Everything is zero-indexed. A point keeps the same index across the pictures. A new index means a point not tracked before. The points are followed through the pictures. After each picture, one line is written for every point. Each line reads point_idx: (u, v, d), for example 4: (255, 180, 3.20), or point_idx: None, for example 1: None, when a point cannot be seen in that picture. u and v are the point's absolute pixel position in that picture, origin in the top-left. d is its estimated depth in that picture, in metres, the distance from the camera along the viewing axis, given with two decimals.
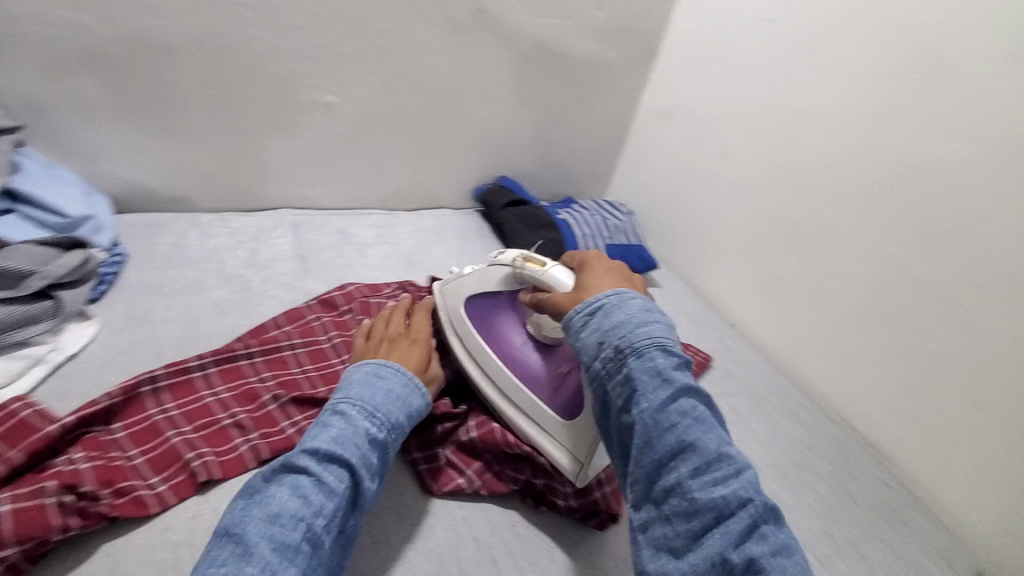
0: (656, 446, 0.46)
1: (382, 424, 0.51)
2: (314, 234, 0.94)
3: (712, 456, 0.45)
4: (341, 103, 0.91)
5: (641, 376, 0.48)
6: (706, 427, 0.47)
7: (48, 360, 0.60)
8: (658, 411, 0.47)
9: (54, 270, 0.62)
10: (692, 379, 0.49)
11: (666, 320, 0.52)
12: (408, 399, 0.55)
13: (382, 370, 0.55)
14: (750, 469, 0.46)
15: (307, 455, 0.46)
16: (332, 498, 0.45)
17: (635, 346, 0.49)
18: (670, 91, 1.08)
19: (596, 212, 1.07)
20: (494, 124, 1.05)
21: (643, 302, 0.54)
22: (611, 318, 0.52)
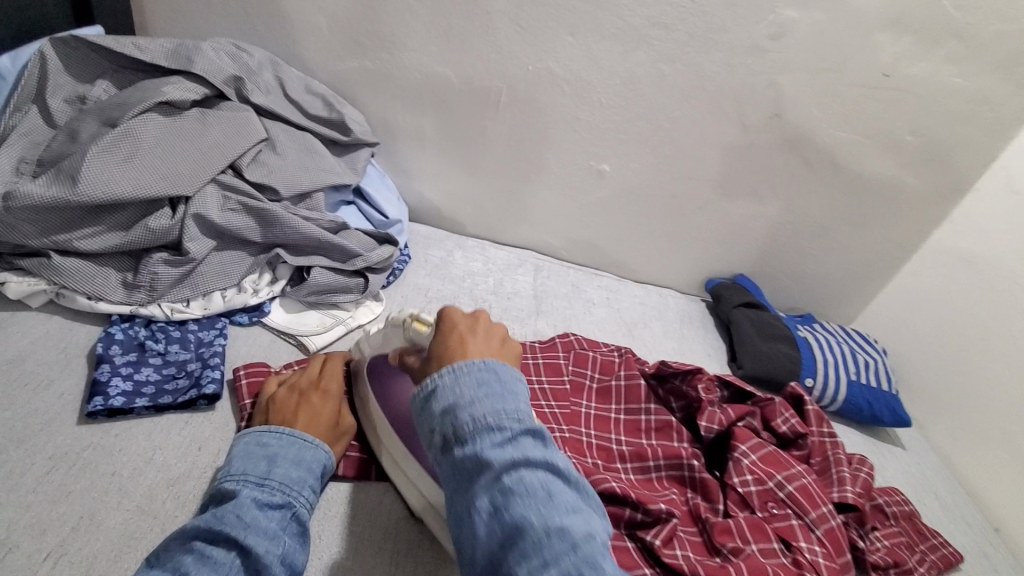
0: (478, 534, 0.42)
1: (276, 491, 0.49)
2: (550, 280, 1.02)
3: (542, 538, 0.40)
4: (612, 172, 0.98)
5: (469, 467, 0.44)
6: (534, 501, 0.42)
7: (346, 324, 0.74)
8: (484, 502, 0.43)
9: (371, 257, 0.77)
10: (525, 450, 0.44)
11: (501, 394, 0.47)
12: (299, 454, 0.53)
13: (266, 436, 0.54)
14: (587, 545, 0.40)
15: (196, 534, 0.44)
16: (227, 569, 0.42)
17: (460, 435, 0.46)
18: (976, 234, 0.94)
19: (844, 339, 0.96)
20: (752, 224, 1.02)
21: (478, 369, 0.48)
22: (440, 400, 0.47)
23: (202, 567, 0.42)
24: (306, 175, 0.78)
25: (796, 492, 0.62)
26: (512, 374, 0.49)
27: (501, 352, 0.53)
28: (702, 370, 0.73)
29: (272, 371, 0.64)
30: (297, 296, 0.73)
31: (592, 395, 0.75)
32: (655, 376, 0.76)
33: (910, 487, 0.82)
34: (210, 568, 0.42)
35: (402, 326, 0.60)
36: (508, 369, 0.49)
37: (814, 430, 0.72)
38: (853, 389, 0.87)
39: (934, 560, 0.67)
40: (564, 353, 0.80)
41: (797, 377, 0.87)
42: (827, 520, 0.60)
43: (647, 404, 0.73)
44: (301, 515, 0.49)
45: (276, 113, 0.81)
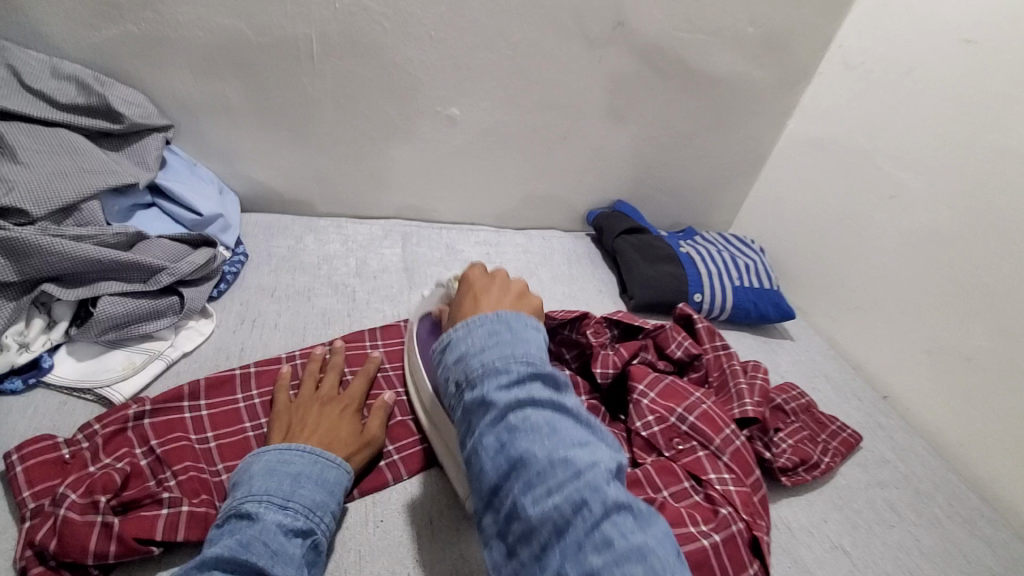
0: (485, 470, 0.39)
1: (299, 514, 0.43)
2: (421, 246, 0.91)
3: (547, 469, 0.37)
4: (464, 116, 0.88)
5: (473, 408, 0.41)
6: (539, 438, 0.38)
7: (165, 357, 0.61)
8: (489, 441, 0.39)
9: (181, 267, 0.63)
10: (533, 390, 0.41)
11: (513, 331, 0.44)
12: (322, 476, 0.47)
13: (291, 455, 0.47)
14: (596, 474, 0.37)
15: (215, 564, 0.38)
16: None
17: (470, 377, 0.42)
18: (826, 118, 0.95)
19: (723, 246, 0.95)
20: (622, 146, 0.97)
21: (492, 322, 0.45)
22: (452, 351, 0.45)
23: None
24: (66, 182, 0.61)
25: (699, 420, 0.59)
26: (527, 323, 0.46)
27: (523, 305, 0.51)
28: (588, 314, 0.68)
29: (60, 442, 0.49)
30: (88, 337, 0.58)
31: None
32: (544, 331, 0.69)
33: (805, 376, 0.84)
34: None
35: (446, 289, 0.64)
36: (522, 317, 0.46)
37: (706, 347, 0.70)
38: (739, 294, 0.87)
39: (836, 446, 0.69)
40: None
41: (686, 295, 0.85)
42: (731, 440, 0.58)
43: None
44: (321, 544, 0.44)
45: (9, 111, 0.62)
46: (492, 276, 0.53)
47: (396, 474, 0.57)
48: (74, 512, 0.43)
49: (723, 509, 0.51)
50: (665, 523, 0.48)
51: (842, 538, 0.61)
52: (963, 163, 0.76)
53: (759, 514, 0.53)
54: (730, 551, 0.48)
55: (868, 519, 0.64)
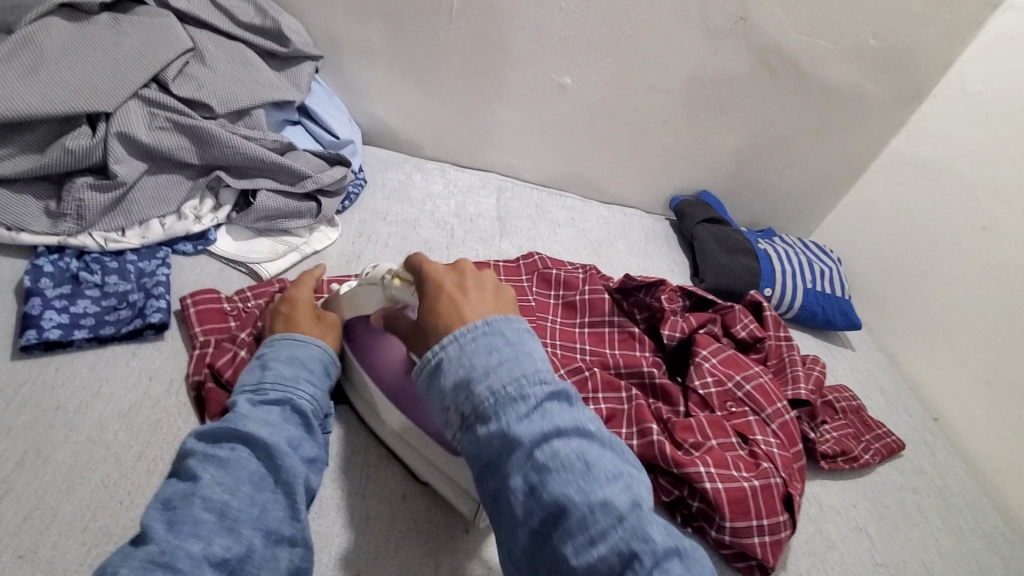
0: (518, 518, 0.38)
1: (274, 388, 0.47)
2: (514, 201, 0.99)
3: (586, 514, 0.36)
4: (574, 86, 0.94)
5: (494, 445, 0.39)
6: (564, 471, 0.37)
7: (301, 250, 0.71)
8: (519, 483, 0.38)
9: (323, 178, 0.73)
10: (554, 416, 0.39)
11: (519, 354, 0.42)
12: (297, 355, 0.51)
13: (266, 347, 0.52)
14: (633, 513, 0.36)
15: (198, 440, 0.42)
16: (239, 461, 0.41)
17: (478, 410, 0.40)
18: (931, 141, 0.95)
19: (802, 251, 0.97)
20: (718, 139, 1.01)
21: (492, 339, 0.42)
22: (450, 375, 0.41)
23: (207, 469, 0.40)
24: (242, 88, 0.71)
25: (754, 390, 0.64)
26: (519, 327, 0.44)
27: (505, 305, 0.48)
28: (665, 282, 0.73)
29: (222, 297, 0.60)
30: (244, 222, 0.69)
31: (557, 312, 0.75)
32: (620, 290, 0.76)
33: (858, 384, 0.87)
34: (222, 465, 0.40)
35: (381, 284, 0.54)
36: (513, 325, 0.43)
37: (770, 334, 0.74)
38: (809, 295, 0.90)
39: (878, 447, 0.73)
40: (527, 274, 0.79)
41: (757, 287, 0.89)
42: (781, 414, 0.63)
43: (612, 317, 0.73)
44: (307, 408, 0.47)
45: (200, 20, 0.73)
46: (459, 270, 0.49)
47: None
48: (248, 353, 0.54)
49: (764, 465, 0.57)
50: (712, 462, 0.55)
51: (867, 524, 0.65)
52: None
53: (797, 478, 0.58)
54: (766, 498, 0.54)
55: (896, 516, 0.68)
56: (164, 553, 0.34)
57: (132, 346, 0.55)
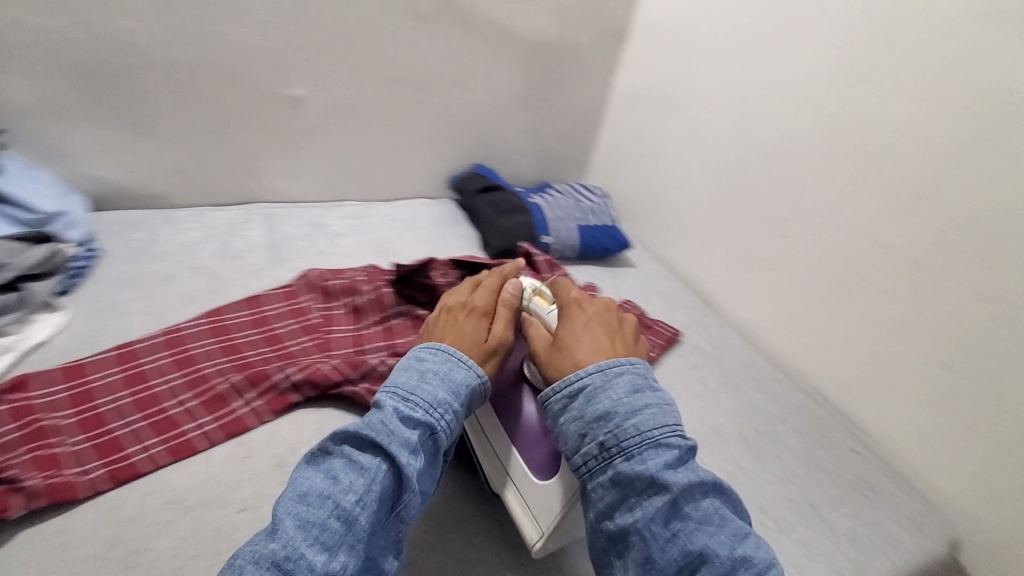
0: (660, 559, 0.45)
1: (418, 407, 0.50)
2: (286, 225, 0.94)
3: (729, 566, 0.44)
4: (310, 96, 0.92)
5: (641, 486, 0.47)
6: (700, 526, 0.46)
7: (17, 348, 0.62)
8: (659, 528, 0.45)
9: (22, 262, 0.65)
10: (697, 471, 0.49)
11: (656, 399, 0.52)
12: (451, 374, 0.54)
13: (424, 354, 0.55)
14: (772, 574, 0.44)
15: (347, 440, 0.47)
16: (376, 474, 0.45)
17: (622, 446, 0.49)
18: (641, 72, 1.09)
19: (571, 195, 1.07)
20: (471, 114, 1.06)
21: (635, 381, 0.53)
22: (594, 406, 0.51)
23: (326, 482, 0.44)
24: None
25: None
26: (633, 365, 0.55)
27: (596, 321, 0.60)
28: (434, 260, 0.76)
29: None
30: None
31: (342, 321, 0.73)
32: (398, 281, 0.76)
33: (642, 295, 0.97)
34: (360, 473, 0.45)
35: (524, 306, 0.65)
36: (630, 364, 0.55)
37: (546, 277, 0.81)
38: (582, 231, 0.99)
39: (657, 342, 0.83)
40: (307, 293, 0.76)
41: (537, 238, 0.95)
42: None
43: (397, 309, 0.74)
44: (440, 439, 0.51)
45: None
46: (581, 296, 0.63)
47: (258, 419, 0.60)
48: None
49: None
50: None
51: None
52: (739, 95, 0.91)
53: None
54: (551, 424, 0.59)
55: (682, 395, 0.76)
56: (285, 550, 0.40)
57: None
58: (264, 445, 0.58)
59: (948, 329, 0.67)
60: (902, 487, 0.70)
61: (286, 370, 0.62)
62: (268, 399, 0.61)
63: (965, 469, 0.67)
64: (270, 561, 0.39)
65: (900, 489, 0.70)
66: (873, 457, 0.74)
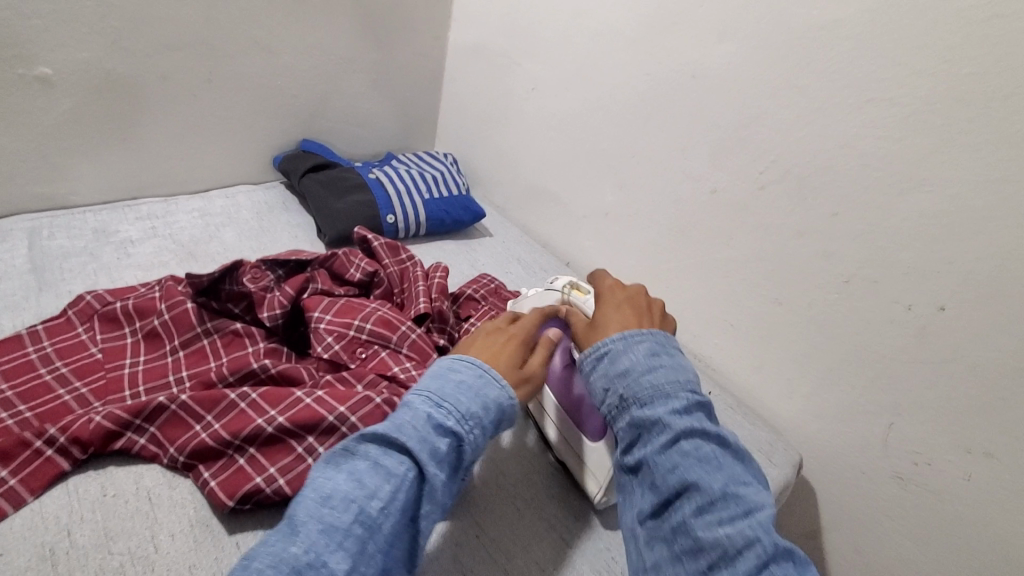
0: (664, 499, 0.41)
1: (454, 412, 0.43)
2: (57, 238, 0.76)
3: (721, 498, 0.40)
4: (61, 75, 0.73)
5: (648, 429, 0.44)
6: (711, 468, 0.41)
7: None
8: (663, 466, 0.42)
9: None
10: (702, 420, 0.44)
11: (676, 364, 0.48)
12: (486, 388, 0.46)
13: (456, 365, 0.47)
14: (761, 513, 0.40)
15: (373, 439, 0.41)
16: (399, 480, 0.39)
17: (640, 397, 0.45)
18: (471, 25, 1.02)
19: (415, 165, 0.98)
20: (287, 82, 0.92)
21: (651, 343, 0.49)
22: (616, 364, 0.48)
23: (328, 501, 0.37)
24: None
25: (375, 325, 0.62)
26: (665, 342, 0.50)
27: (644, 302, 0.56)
28: (242, 261, 0.63)
29: None
30: None
31: (136, 351, 0.60)
32: (200, 292, 0.63)
33: (499, 262, 0.91)
34: (382, 476, 0.39)
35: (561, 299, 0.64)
36: (663, 338, 0.50)
37: (389, 262, 0.73)
38: (429, 204, 0.91)
39: None
40: (83, 323, 0.61)
41: (378, 218, 0.86)
42: (409, 334, 0.62)
43: (205, 327, 0.61)
44: (476, 445, 0.44)
45: None
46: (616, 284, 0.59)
47: (14, 502, 0.46)
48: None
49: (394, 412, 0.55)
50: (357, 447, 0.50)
51: None
52: (566, 43, 0.87)
53: None
54: None
55: None
56: (306, 556, 0.34)
57: None
58: (27, 534, 0.45)
59: (774, 264, 0.69)
60: (749, 419, 0.74)
61: (48, 431, 0.49)
62: (29, 474, 0.48)
63: (794, 390, 0.72)
64: (288, 566, 0.33)
65: (749, 421, 0.74)
66: (724, 395, 0.77)
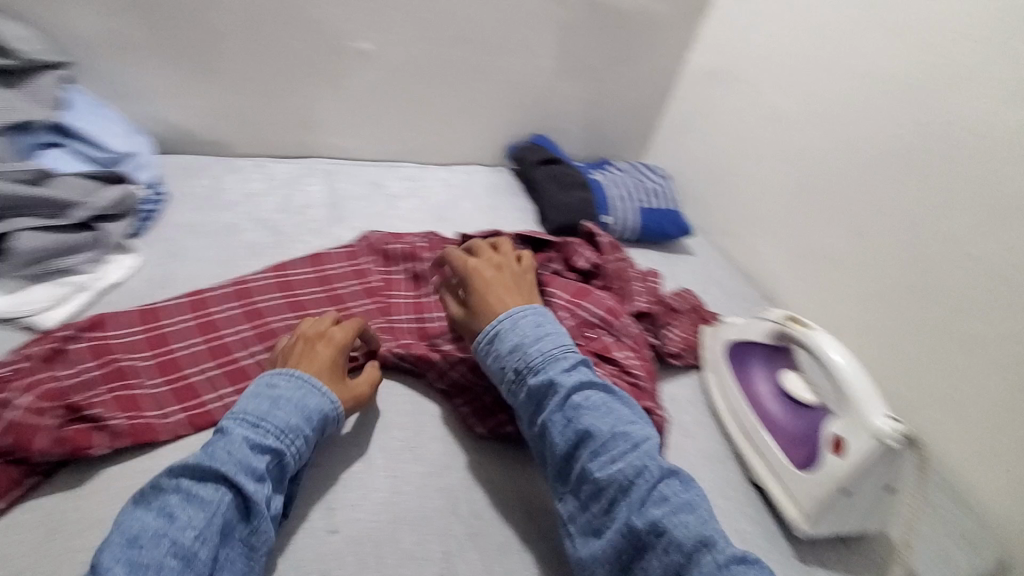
0: (560, 441, 0.51)
1: (270, 432, 0.47)
2: (346, 182, 0.93)
3: (610, 439, 0.50)
4: (376, 51, 0.90)
5: (542, 391, 0.53)
6: (601, 415, 0.52)
7: (92, 287, 0.63)
8: (559, 418, 0.52)
9: (98, 201, 0.65)
10: (585, 374, 0.54)
11: (559, 333, 0.57)
12: (304, 402, 0.50)
13: (277, 378, 0.51)
14: (647, 444, 0.51)
15: (183, 474, 0.43)
16: (217, 507, 0.42)
17: (531, 365, 0.54)
18: (718, 48, 1.03)
19: (634, 174, 1.03)
20: (538, 81, 1.03)
21: (532, 316, 0.57)
22: (505, 342, 0.55)
23: (189, 508, 0.42)
24: None
25: (604, 313, 0.68)
26: None
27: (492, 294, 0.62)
28: (499, 232, 0.74)
29: None
30: (9, 271, 0.59)
31: (404, 286, 0.73)
32: (462, 250, 0.75)
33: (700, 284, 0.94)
34: (199, 507, 0.42)
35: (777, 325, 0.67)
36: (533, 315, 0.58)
37: (610, 257, 0.78)
38: (643, 214, 0.96)
39: None
40: (367, 255, 0.76)
41: (596, 217, 0.93)
42: (630, 327, 0.68)
43: (460, 279, 0.73)
44: (287, 464, 0.47)
45: None
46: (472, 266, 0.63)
47: None
48: (26, 414, 0.48)
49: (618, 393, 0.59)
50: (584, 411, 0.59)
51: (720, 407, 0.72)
52: (823, 83, 0.87)
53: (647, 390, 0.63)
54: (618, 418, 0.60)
55: None
56: None
57: None
58: None
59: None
60: (952, 504, 0.69)
61: None
62: None
63: (1019, 483, 0.66)
64: None
65: (952, 507, 0.69)
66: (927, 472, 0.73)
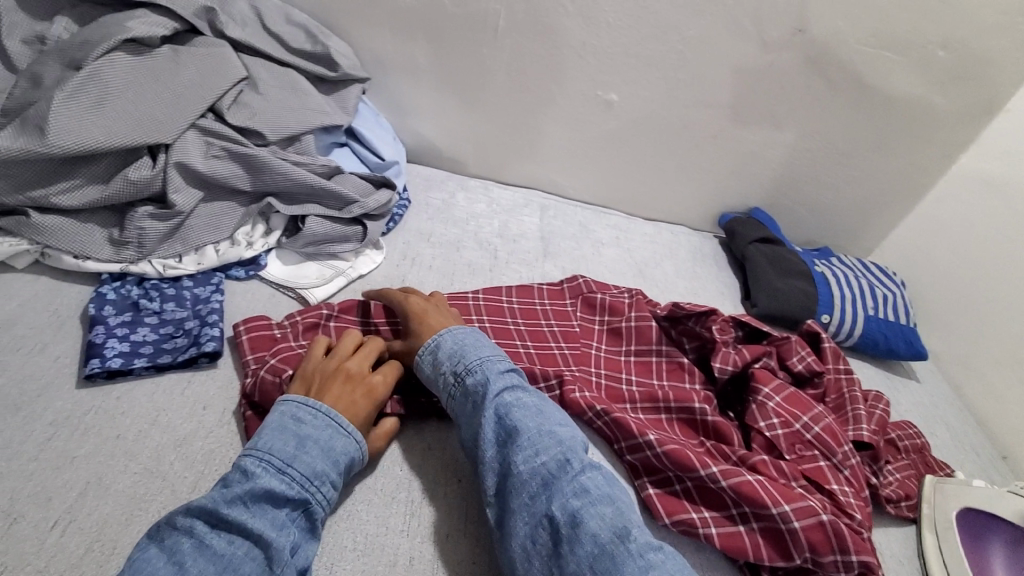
0: (492, 448, 0.49)
1: (295, 483, 0.45)
2: (557, 220, 0.96)
3: (535, 436, 0.49)
4: (622, 102, 0.91)
5: (475, 392, 0.52)
6: (531, 414, 0.51)
7: (347, 275, 0.72)
8: (489, 416, 0.51)
9: (368, 203, 0.74)
10: (512, 381, 0.54)
11: (492, 348, 0.57)
12: (329, 442, 0.48)
13: (302, 414, 0.49)
14: (570, 442, 0.50)
15: (199, 514, 0.41)
16: (232, 560, 0.40)
17: (468, 367, 0.54)
18: (1005, 158, 0.87)
19: (862, 274, 0.92)
20: (775, 156, 0.96)
21: (464, 334, 0.57)
22: (445, 348, 0.56)
23: (203, 558, 0.39)
24: (292, 116, 0.72)
25: (823, 432, 0.61)
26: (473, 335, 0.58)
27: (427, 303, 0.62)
28: (716, 310, 0.70)
29: (271, 323, 0.62)
30: (294, 247, 0.71)
31: (602, 338, 0.73)
32: (668, 318, 0.73)
33: (926, 420, 0.83)
34: (213, 561, 0.39)
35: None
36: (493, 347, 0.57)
37: (830, 368, 0.70)
38: (870, 323, 0.85)
39: None
40: (571, 298, 0.77)
41: (812, 313, 0.84)
42: (851, 457, 0.60)
43: (660, 347, 0.71)
44: (312, 513, 0.46)
45: (254, 48, 0.73)
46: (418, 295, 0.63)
47: None
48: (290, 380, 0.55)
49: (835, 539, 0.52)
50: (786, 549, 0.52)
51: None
52: None
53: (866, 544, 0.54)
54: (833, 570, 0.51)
55: None
56: None
57: (189, 373, 0.57)
58: None
59: None
60: None
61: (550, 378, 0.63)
62: None
63: None
64: None
65: None
66: None
